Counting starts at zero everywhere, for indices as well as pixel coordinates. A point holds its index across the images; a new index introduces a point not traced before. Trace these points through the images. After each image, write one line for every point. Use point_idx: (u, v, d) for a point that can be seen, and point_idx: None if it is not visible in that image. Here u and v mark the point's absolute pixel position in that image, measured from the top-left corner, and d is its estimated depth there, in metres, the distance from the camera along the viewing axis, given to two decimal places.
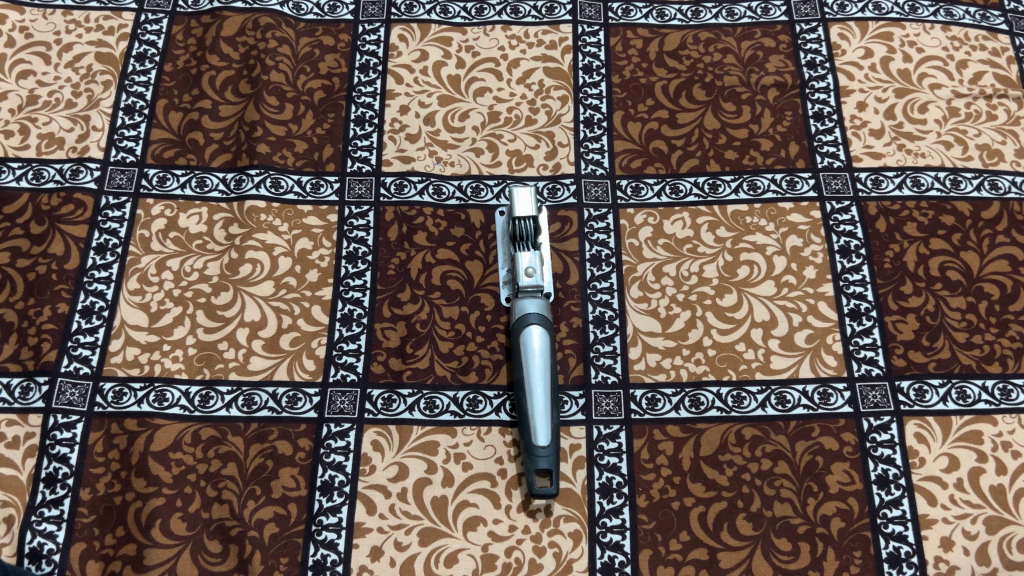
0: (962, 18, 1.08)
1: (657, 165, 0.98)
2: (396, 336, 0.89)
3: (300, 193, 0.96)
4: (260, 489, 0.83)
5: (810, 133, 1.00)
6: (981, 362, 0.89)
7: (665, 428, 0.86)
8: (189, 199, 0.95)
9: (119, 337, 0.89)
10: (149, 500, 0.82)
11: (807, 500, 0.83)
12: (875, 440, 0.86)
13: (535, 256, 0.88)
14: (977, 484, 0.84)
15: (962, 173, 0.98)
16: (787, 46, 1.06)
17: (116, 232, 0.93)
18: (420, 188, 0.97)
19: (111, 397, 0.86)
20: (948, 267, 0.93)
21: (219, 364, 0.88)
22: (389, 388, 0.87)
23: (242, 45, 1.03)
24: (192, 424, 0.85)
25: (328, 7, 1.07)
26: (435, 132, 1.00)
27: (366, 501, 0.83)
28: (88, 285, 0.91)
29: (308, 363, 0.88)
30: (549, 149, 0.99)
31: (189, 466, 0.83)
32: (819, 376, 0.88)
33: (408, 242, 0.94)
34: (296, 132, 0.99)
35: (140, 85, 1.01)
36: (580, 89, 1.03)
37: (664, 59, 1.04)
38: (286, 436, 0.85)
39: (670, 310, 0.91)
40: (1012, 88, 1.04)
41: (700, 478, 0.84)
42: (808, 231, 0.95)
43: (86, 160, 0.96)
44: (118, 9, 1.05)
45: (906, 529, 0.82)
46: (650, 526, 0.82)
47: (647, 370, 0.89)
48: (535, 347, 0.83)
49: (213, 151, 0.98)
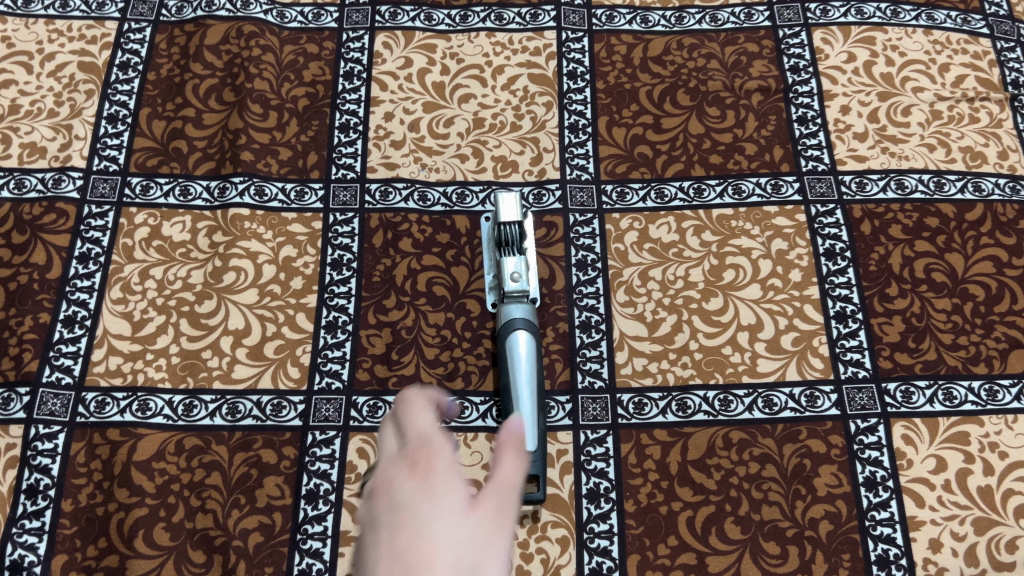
0: (943, 22, 1.08)
1: (642, 170, 0.98)
2: (381, 342, 0.89)
3: (284, 200, 0.96)
4: (244, 499, 0.82)
5: (794, 137, 1.01)
6: (967, 363, 0.89)
7: (652, 433, 0.86)
8: (173, 207, 0.95)
9: (102, 346, 0.88)
10: (132, 511, 0.81)
11: (795, 503, 0.83)
12: (863, 443, 0.85)
13: (520, 262, 0.88)
14: (964, 486, 0.84)
15: (946, 175, 0.98)
16: (770, 51, 1.06)
17: (99, 241, 0.93)
18: (405, 194, 0.96)
19: (94, 406, 0.85)
20: (933, 268, 0.93)
21: (203, 373, 0.87)
22: (374, 395, 0.87)
23: (226, 53, 1.03)
24: (176, 433, 0.84)
25: (312, 14, 1.06)
26: (420, 139, 0.99)
27: (351, 509, 0.82)
28: (71, 295, 0.90)
29: (292, 372, 0.87)
30: (534, 155, 0.99)
31: (173, 476, 0.83)
32: (806, 379, 0.88)
33: (393, 248, 0.93)
34: (280, 139, 0.98)
35: (123, 94, 1.01)
36: (564, 95, 1.03)
37: (648, 64, 1.05)
38: (271, 445, 0.84)
39: (656, 314, 0.91)
40: (994, 91, 1.04)
41: (688, 482, 0.84)
42: (793, 234, 0.95)
43: (68, 169, 0.96)
44: (101, 18, 1.05)
45: (895, 531, 0.82)
46: (638, 531, 0.82)
47: (634, 374, 0.89)
48: (522, 353, 0.83)
49: (196, 159, 0.97)
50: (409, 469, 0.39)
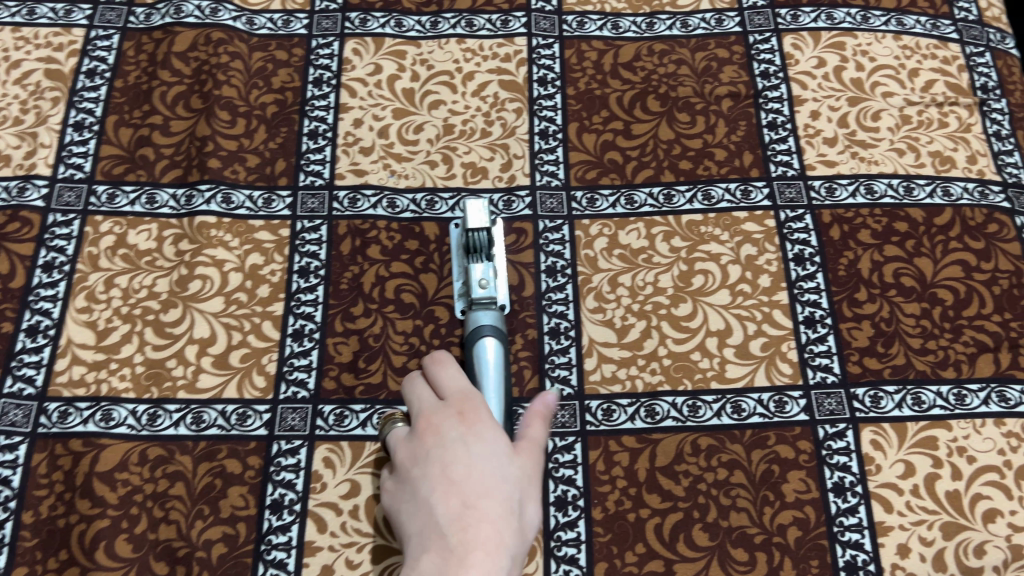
0: (913, 27, 1.09)
1: (612, 176, 0.98)
2: (348, 350, 0.88)
3: (251, 208, 0.95)
4: (208, 509, 0.81)
5: (764, 143, 1.00)
6: (936, 367, 0.89)
7: (620, 439, 0.85)
8: (139, 215, 0.94)
9: (65, 356, 0.87)
10: (93, 522, 0.80)
11: (763, 509, 0.83)
12: (831, 448, 0.85)
13: (489, 269, 0.88)
14: (932, 490, 0.83)
15: (915, 180, 0.98)
16: (740, 56, 1.06)
17: (64, 250, 0.92)
18: (374, 201, 0.96)
19: (56, 417, 0.84)
20: (901, 273, 0.93)
21: (168, 382, 0.86)
22: (341, 404, 0.86)
23: (194, 61, 1.02)
24: (139, 443, 0.83)
25: (282, 21, 1.06)
26: (389, 145, 0.99)
27: (316, 519, 0.81)
28: (34, 304, 0.89)
29: (258, 381, 0.87)
30: (504, 162, 0.99)
31: (136, 486, 0.82)
32: (775, 385, 0.88)
33: (361, 255, 0.93)
34: (248, 147, 0.98)
35: (90, 102, 1.00)
36: (535, 101, 1.03)
37: (619, 70, 1.05)
38: (235, 455, 0.83)
39: (625, 320, 0.91)
40: (963, 95, 1.04)
41: (656, 489, 0.83)
42: (763, 240, 0.95)
43: (33, 177, 0.95)
44: (68, 26, 1.04)
45: (863, 537, 0.81)
46: (605, 539, 0.81)
47: (603, 381, 0.88)
48: (489, 355, 0.82)
49: (163, 166, 0.97)
50: (461, 418, 0.68)
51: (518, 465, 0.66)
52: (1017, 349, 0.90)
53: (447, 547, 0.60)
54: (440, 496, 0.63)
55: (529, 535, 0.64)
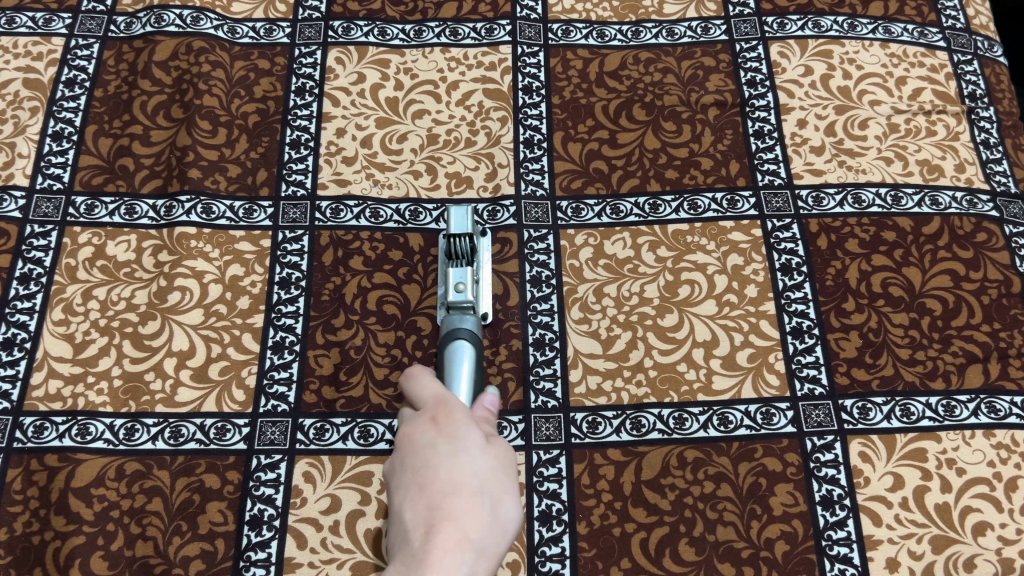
0: (900, 35, 1.08)
1: (597, 186, 0.97)
2: (329, 363, 0.87)
3: (232, 218, 0.94)
4: (186, 525, 0.79)
5: (750, 151, 1.00)
6: (925, 378, 0.88)
7: (606, 452, 0.84)
8: (118, 226, 0.93)
9: (41, 369, 0.86)
10: (68, 539, 0.78)
11: (751, 523, 0.81)
12: (819, 460, 0.84)
13: (465, 272, 0.86)
14: (922, 503, 0.82)
15: (902, 189, 0.98)
16: (727, 64, 1.05)
17: (41, 261, 0.91)
18: (356, 212, 0.95)
19: (32, 431, 0.83)
20: (890, 282, 0.92)
21: (146, 396, 0.85)
22: (321, 417, 0.85)
23: (175, 70, 1.01)
24: (116, 458, 0.82)
25: (264, 30, 1.05)
26: (372, 155, 0.98)
27: (296, 535, 0.80)
28: (11, 316, 0.88)
29: (237, 394, 0.85)
30: (489, 171, 0.98)
31: (112, 502, 0.80)
32: (762, 397, 0.87)
33: (343, 266, 0.92)
34: (229, 157, 0.97)
35: (69, 111, 0.99)
36: (520, 109, 1.02)
37: (604, 79, 1.04)
38: (214, 469, 0.82)
39: (611, 331, 0.90)
40: (951, 103, 1.04)
41: (642, 503, 0.82)
42: (749, 250, 0.94)
43: (10, 188, 0.94)
44: (47, 34, 1.03)
45: (851, 551, 0.80)
46: (590, 554, 0.80)
47: (588, 393, 0.87)
48: (463, 354, 0.79)
49: (143, 177, 0.95)
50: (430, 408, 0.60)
51: (493, 454, 0.57)
52: (1007, 359, 0.89)
53: (409, 553, 0.52)
54: (404, 496, 0.55)
55: (512, 523, 0.55)
